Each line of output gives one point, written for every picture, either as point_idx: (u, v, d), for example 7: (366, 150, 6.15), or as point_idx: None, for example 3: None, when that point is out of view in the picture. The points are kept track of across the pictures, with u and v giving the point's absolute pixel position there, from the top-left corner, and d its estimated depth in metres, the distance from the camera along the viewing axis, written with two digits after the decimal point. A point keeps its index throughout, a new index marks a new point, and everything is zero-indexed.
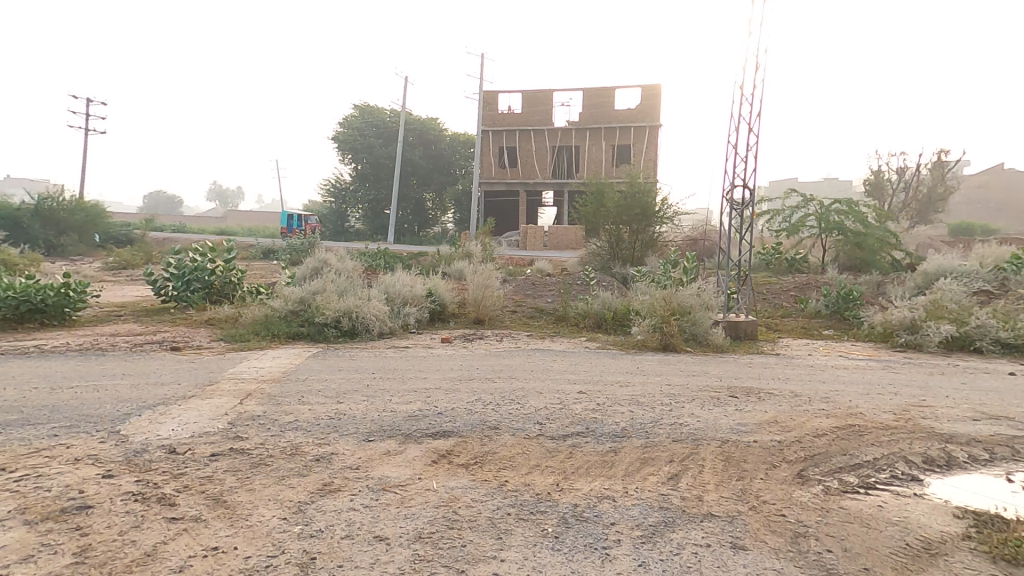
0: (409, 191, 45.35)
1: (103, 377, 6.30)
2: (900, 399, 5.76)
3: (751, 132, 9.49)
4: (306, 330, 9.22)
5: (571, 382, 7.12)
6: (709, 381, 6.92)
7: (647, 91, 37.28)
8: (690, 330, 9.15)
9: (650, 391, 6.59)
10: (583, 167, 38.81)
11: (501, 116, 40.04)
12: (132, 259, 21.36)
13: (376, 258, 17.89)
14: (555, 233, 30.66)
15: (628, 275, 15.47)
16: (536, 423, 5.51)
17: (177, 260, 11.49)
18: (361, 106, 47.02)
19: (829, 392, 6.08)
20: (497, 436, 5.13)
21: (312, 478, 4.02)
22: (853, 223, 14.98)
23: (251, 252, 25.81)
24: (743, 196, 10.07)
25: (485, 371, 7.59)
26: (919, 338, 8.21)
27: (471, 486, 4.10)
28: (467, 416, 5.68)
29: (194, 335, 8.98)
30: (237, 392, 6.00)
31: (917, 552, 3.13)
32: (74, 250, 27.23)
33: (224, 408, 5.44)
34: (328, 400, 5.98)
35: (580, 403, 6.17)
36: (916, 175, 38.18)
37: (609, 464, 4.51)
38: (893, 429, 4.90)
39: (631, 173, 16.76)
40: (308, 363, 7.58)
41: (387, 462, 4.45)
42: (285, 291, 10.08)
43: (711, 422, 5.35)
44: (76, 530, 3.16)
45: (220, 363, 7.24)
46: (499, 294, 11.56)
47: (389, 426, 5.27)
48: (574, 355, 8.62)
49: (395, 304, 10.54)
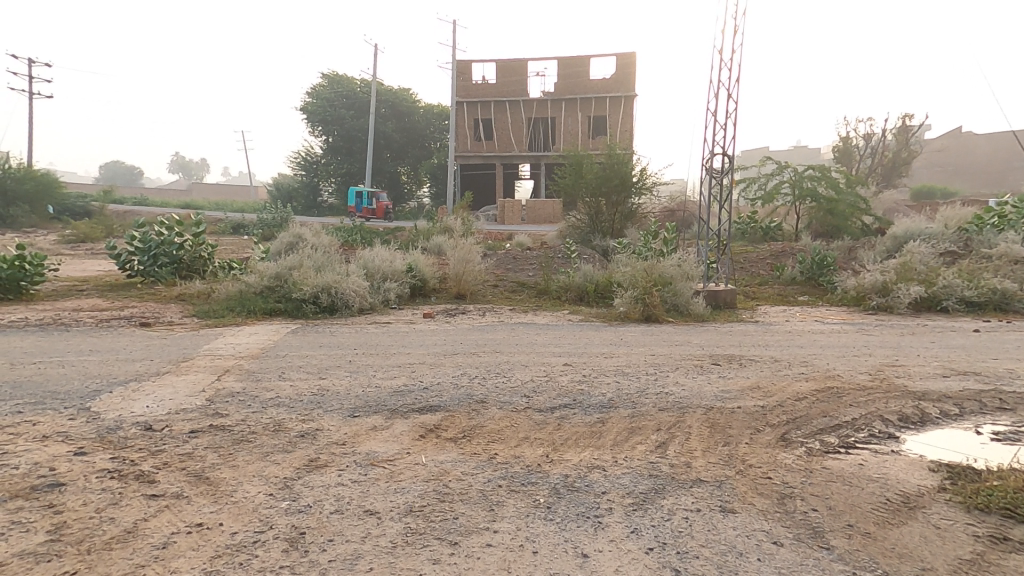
0: (383, 164, 44.28)
1: (69, 353, 6.02)
2: (874, 360, 5.94)
3: (730, 99, 9.42)
4: (283, 306, 8.96)
5: (557, 354, 7.14)
6: (692, 350, 7.01)
7: (623, 60, 36.86)
8: (671, 300, 9.25)
9: (634, 362, 6.64)
10: (560, 138, 38.38)
11: (476, 86, 39.11)
12: (91, 232, 20.39)
13: (353, 233, 17.49)
14: (533, 207, 30.46)
15: (609, 247, 15.48)
16: (524, 395, 5.51)
17: (142, 234, 11.00)
18: (330, 74, 45.20)
19: (807, 356, 6.23)
20: (485, 409, 5.12)
21: (299, 454, 3.93)
22: (825, 190, 15.24)
23: (220, 226, 24.95)
24: (723, 165, 10.07)
25: (469, 345, 7.54)
26: (890, 301, 8.42)
27: (461, 460, 4.07)
28: (453, 390, 5.64)
29: (164, 311, 8.65)
30: (214, 369, 5.81)
31: (897, 506, 3.24)
32: (26, 222, 25.57)
33: (201, 385, 5.25)
34: (310, 376, 5.85)
35: (566, 375, 6.19)
36: (882, 141, 39.09)
37: (598, 434, 4.55)
38: (869, 389, 5.04)
39: (610, 143, 16.62)
40: (287, 339, 7.38)
41: (375, 437, 4.38)
42: (260, 266, 9.76)
43: (695, 390, 5.42)
44: (48, 507, 3.01)
45: (194, 340, 6.99)
46: (480, 269, 11.43)
47: (375, 401, 5.20)
48: (557, 328, 8.63)
49: (375, 279, 10.33)
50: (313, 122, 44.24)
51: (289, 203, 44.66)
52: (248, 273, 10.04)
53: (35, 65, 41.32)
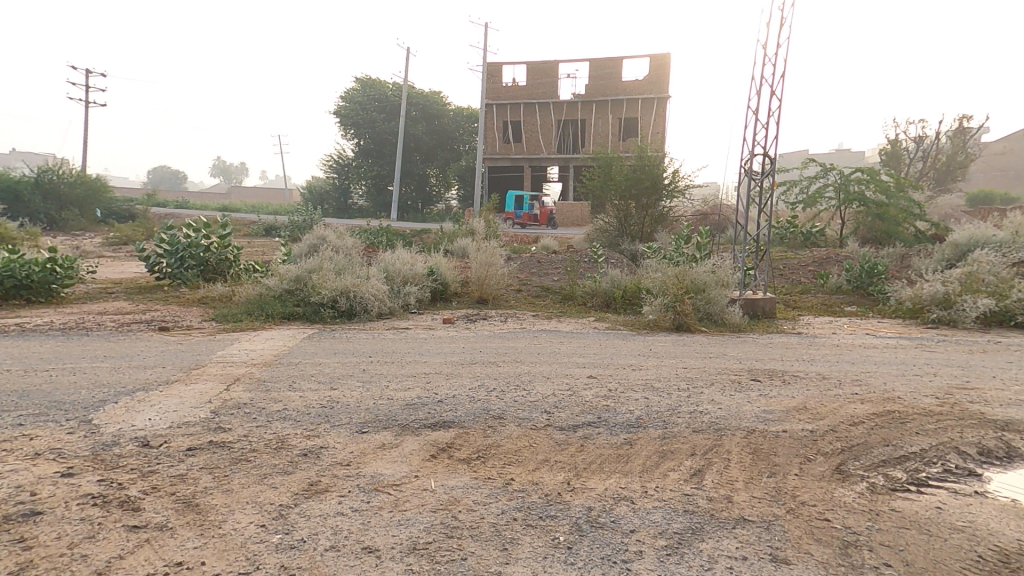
0: (412, 167, 44.54)
1: (83, 360, 5.91)
2: (941, 381, 5.30)
3: (773, 95, 8.86)
4: (301, 311, 8.82)
5: (581, 365, 6.71)
6: (727, 363, 6.48)
7: (656, 61, 36.18)
8: (704, 308, 8.71)
9: (664, 376, 6.16)
10: (590, 141, 37.79)
11: (505, 89, 38.99)
12: (132, 235, 20.97)
13: (378, 236, 17.46)
14: (561, 210, 30.04)
15: (638, 251, 14.91)
16: (544, 411, 5.12)
17: (170, 236, 11.08)
18: (362, 79, 45.85)
19: (860, 374, 5.63)
20: (502, 427, 4.76)
21: (298, 476, 3.65)
22: (874, 193, 14.32)
23: (253, 229, 25.41)
24: (764, 166, 9.49)
25: (489, 354, 7.19)
26: (953, 314, 7.65)
27: (472, 486, 3.73)
28: (469, 404, 5.30)
29: (184, 315, 8.58)
30: (224, 377, 5.63)
31: (994, 567, 2.70)
32: (75, 225, 26.62)
33: (208, 395, 5.06)
34: (321, 387, 5.62)
35: (591, 389, 5.77)
36: (935, 142, 37.16)
37: (624, 458, 4.14)
38: (938, 415, 4.43)
39: (641, 145, 16.09)
40: (302, 345, 7.19)
41: (381, 458, 4.10)
42: (280, 269, 9.64)
43: (733, 410, 4.92)
44: (18, 542, 2.78)
45: (209, 345, 6.85)
46: (503, 273, 11.09)
47: (385, 416, 4.93)
48: (583, 337, 8.19)
49: (395, 283, 10.11)
50: (345, 126, 44.91)
51: (320, 206, 45.34)
52: (269, 276, 9.96)
53: (90, 76, 43.68)
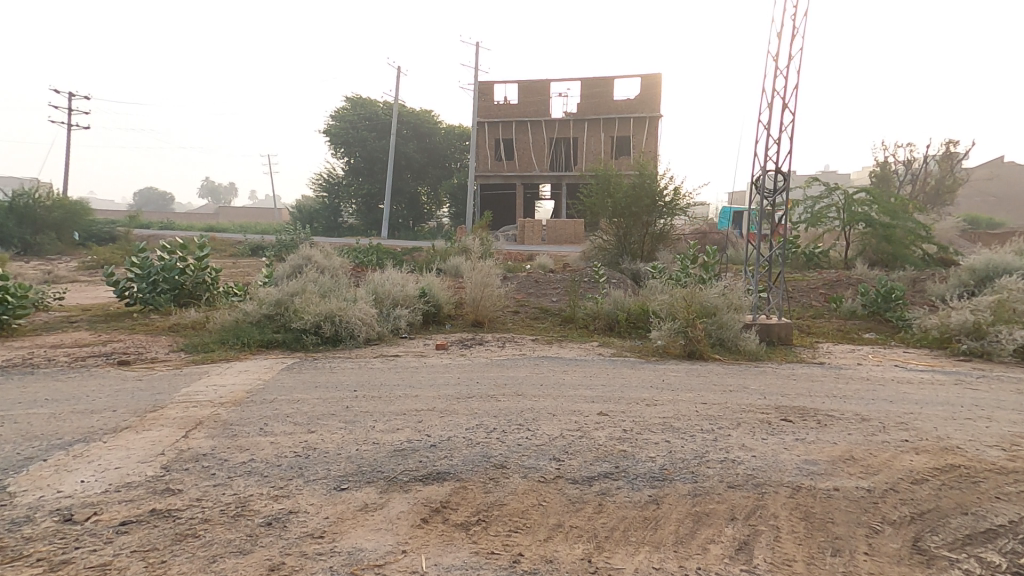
0: (404, 184, 44.13)
1: (20, 404, 5.21)
2: (998, 428, 4.71)
3: (785, 110, 8.36)
4: (281, 338, 8.12)
5: (588, 400, 6.03)
6: (750, 399, 5.85)
7: (647, 80, 36.29)
8: (716, 334, 8.13)
9: (683, 414, 5.50)
10: (582, 160, 37.65)
11: (497, 107, 38.84)
12: (110, 257, 20.11)
13: (368, 254, 16.80)
14: (554, 228, 29.60)
15: (639, 271, 14.35)
16: (552, 459, 4.45)
17: (142, 259, 10.36)
18: (354, 97, 45.71)
19: (904, 416, 5.01)
20: (505, 480, 4.09)
21: (255, 557, 3.07)
22: (880, 214, 14.03)
23: (239, 248, 24.61)
24: (775, 183, 9.02)
25: (487, 386, 6.51)
26: (986, 346, 7.13)
27: (472, 566, 3.12)
28: (467, 450, 4.63)
29: (151, 344, 7.87)
30: (185, 421, 4.97)
31: None
32: (52, 249, 25.50)
33: (161, 446, 4.39)
34: (296, 430, 4.95)
35: (604, 430, 5.10)
36: (924, 164, 37.62)
37: (652, 524, 3.51)
38: (1014, 475, 3.85)
39: (640, 162, 15.64)
40: (278, 378, 6.49)
41: (362, 525, 3.45)
42: (260, 292, 8.98)
43: (770, 458, 4.26)
44: None
45: (173, 381, 6.16)
46: (500, 293, 10.45)
47: (370, 467, 4.25)
48: (588, 365, 7.55)
49: (384, 306, 9.45)
50: (336, 144, 44.50)
51: (310, 224, 44.62)
52: (248, 299, 9.30)
53: (74, 98, 43.33)
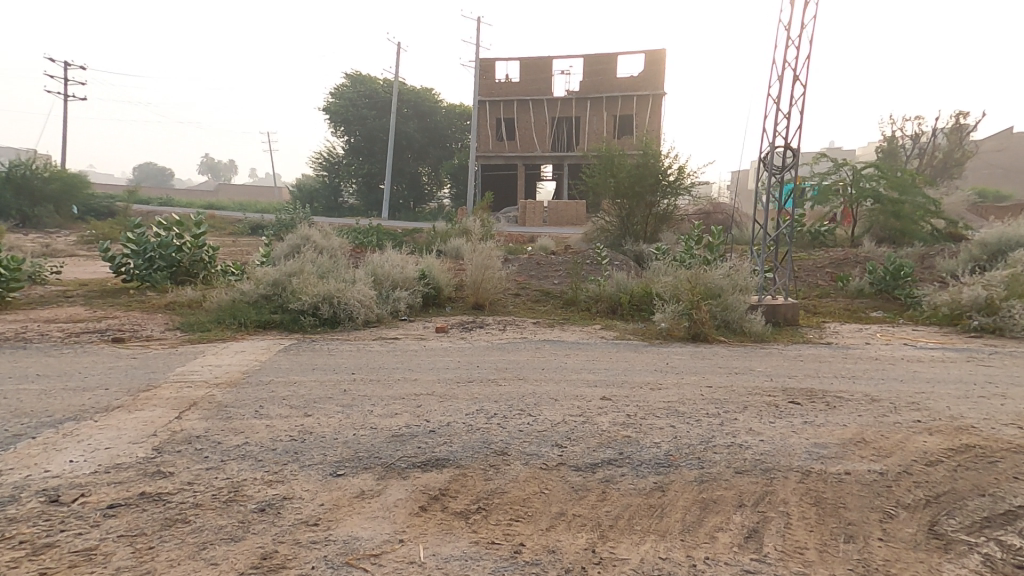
0: (404, 165, 43.62)
1: (9, 381, 5.09)
2: (1013, 406, 4.57)
3: (797, 81, 8.05)
4: (279, 318, 7.98)
5: (591, 384, 5.91)
6: (756, 381, 5.71)
7: (651, 56, 35.52)
8: (721, 315, 7.98)
9: (689, 397, 5.38)
10: (584, 139, 37.07)
11: (498, 85, 38.13)
12: (108, 234, 19.90)
13: (368, 236, 16.60)
14: (555, 208, 29.29)
15: (642, 253, 14.15)
16: (554, 445, 4.34)
17: (138, 234, 10.16)
18: (353, 75, 44.87)
19: (916, 395, 4.87)
20: (506, 467, 3.98)
21: (246, 544, 2.97)
22: (889, 190, 13.74)
23: (238, 227, 24.38)
24: (784, 159, 8.76)
25: (488, 370, 6.39)
26: (998, 321, 6.96)
27: (472, 556, 3.01)
28: (467, 435, 4.52)
29: (146, 322, 7.73)
30: (179, 401, 4.85)
31: None
32: (50, 223, 25.37)
33: (153, 426, 4.27)
34: (293, 413, 4.83)
35: (607, 415, 4.98)
36: (931, 140, 36.99)
37: (658, 512, 3.40)
38: None
39: (645, 140, 15.30)
40: (275, 360, 6.36)
41: (358, 513, 3.35)
42: (257, 272, 8.82)
43: (779, 441, 4.13)
44: None
45: (168, 360, 6.04)
46: (501, 276, 10.28)
47: (367, 452, 4.14)
48: (590, 348, 7.43)
49: (384, 288, 9.30)
50: (335, 123, 43.84)
51: (310, 204, 44.25)
52: (245, 280, 9.14)
53: (69, 70, 42.57)
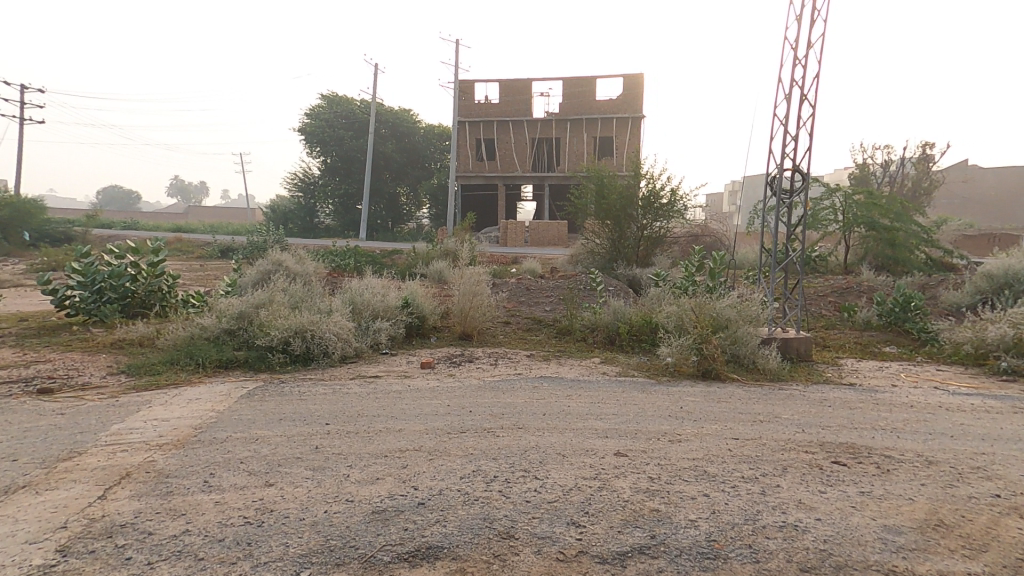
0: (383, 184, 42.84)
1: None
2: None
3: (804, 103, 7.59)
4: (243, 357, 7.06)
5: (602, 435, 5.17)
6: (788, 433, 5.05)
7: (631, 80, 35.75)
8: (731, 351, 7.39)
9: (717, 453, 4.69)
10: (565, 160, 36.96)
11: (479, 105, 37.87)
12: (61, 260, 18.51)
13: (345, 258, 15.72)
14: (538, 229, 28.80)
15: (634, 277, 13.63)
16: (570, 523, 3.56)
17: (85, 264, 9.10)
18: (330, 95, 44.41)
19: (980, 460, 4.27)
20: (517, 560, 3.19)
21: None
22: (883, 218, 13.55)
23: (206, 251, 23.16)
24: (792, 183, 8.30)
25: (482, 417, 5.59)
26: None
27: None
28: (466, 510, 3.70)
29: (86, 365, 6.75)
30: (108, 472, 3.95)
31: None
32: None
33: (63, 515, 3.37)
34: (251, 482, 3.96)
35: (629, 479, 4.24)
36: (900, 167, 38.12)
37: None
38: None
39: (634, 161, 14.87)
40: (235, 409, 5.46)
41: None
42: (220, 303, 7.89)
43: (843, 520, 3.46)
44: None
45: (103, 415, 5.11)
46: (490, 303, 9.53)
47: (343, 540, 3.31)
48: (593, 388, 6.70)
49: (363, 318, 8.44)
50: (312, 143, 42.91)
51: (285, 224, 43.01)
52: (206, 311, 8.18)
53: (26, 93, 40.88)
